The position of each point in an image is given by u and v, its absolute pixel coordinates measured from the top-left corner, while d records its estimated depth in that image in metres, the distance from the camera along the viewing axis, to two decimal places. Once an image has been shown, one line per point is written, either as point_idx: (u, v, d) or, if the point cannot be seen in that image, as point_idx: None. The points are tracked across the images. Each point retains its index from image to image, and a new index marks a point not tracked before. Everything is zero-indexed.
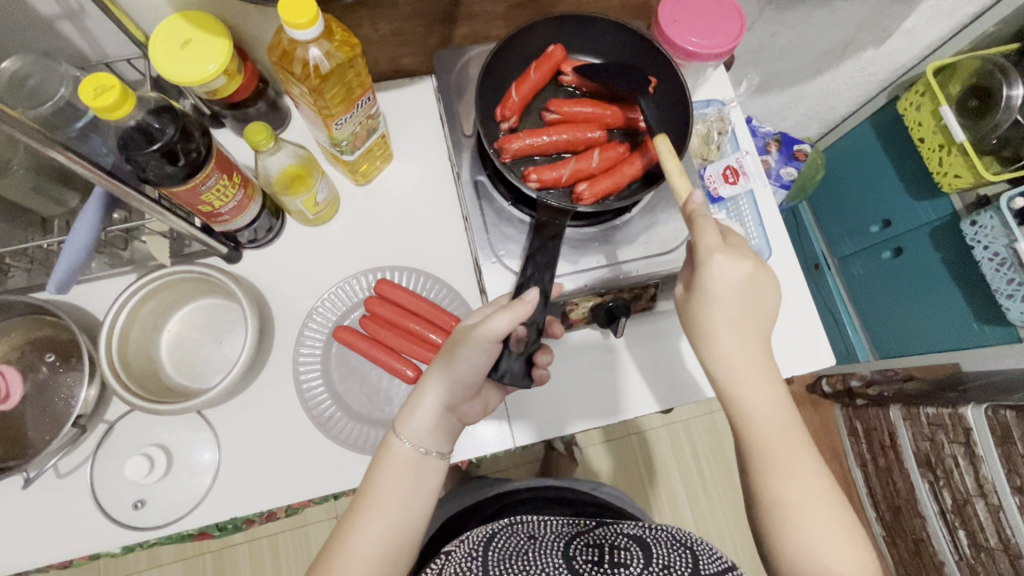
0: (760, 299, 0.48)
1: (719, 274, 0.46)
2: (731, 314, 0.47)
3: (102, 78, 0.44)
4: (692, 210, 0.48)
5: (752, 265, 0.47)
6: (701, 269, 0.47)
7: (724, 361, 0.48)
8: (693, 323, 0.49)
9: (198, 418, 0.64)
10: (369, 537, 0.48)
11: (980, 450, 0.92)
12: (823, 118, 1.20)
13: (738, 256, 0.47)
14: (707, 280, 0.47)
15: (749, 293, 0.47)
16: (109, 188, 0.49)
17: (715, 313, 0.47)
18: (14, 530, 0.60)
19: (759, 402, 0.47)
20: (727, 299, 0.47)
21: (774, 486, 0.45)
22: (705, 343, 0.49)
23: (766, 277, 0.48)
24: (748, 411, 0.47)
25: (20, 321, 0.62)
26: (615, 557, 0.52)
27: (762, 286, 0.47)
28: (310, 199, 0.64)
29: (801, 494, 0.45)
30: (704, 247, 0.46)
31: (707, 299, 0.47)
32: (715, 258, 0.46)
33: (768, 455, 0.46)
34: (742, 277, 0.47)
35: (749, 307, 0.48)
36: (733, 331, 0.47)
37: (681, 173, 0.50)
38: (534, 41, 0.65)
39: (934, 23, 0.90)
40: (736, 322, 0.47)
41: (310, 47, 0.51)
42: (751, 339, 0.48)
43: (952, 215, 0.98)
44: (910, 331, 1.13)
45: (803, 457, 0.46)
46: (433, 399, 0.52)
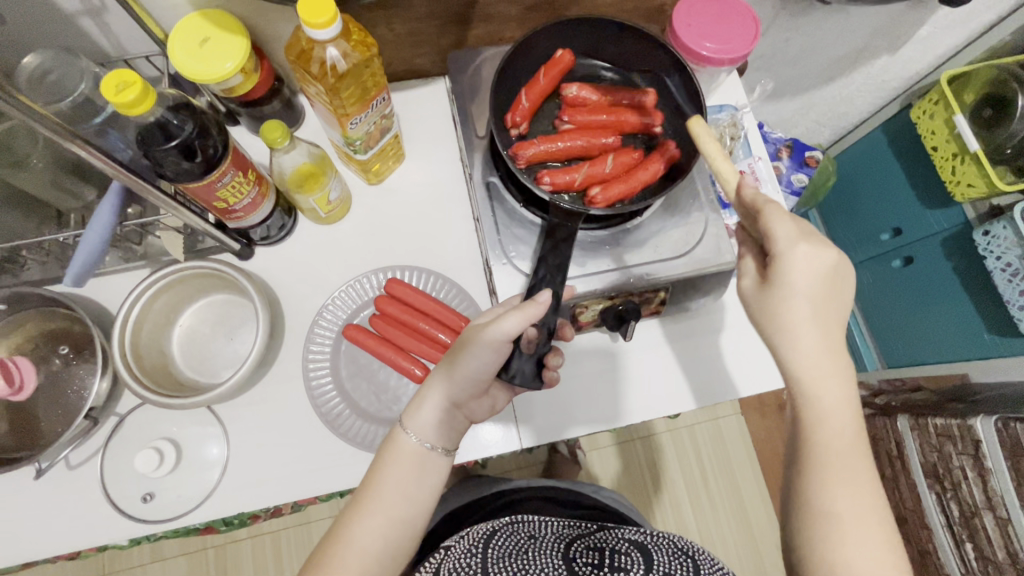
0: (840, 295, 0.46)
1: (801, 264, 0.44)
2: (813, 309, 0.45)
3: (124, 75, 0.45)
4: (751, 197, 0.47)
5: (836, 256, 0.45)
6: (780, 260, 0.45)
7: (804, 356, 0.45)
8: (768, 314, 0.46)
9: (207, 413, 0.64)
10: (372, 530, 0.48)
11: (989, 462, 0.91)
12: (835, 125, 1.19)
13: (823, 247, 0.45)
14: (788, 269, 0.45)
15: (831, 287, 0.45)
16: (128, 183, 0.49)
17: (799, 306, 0.45)
18: (24, 520, 0.60)
19: (835, 401, 0.45)
20: (809, 293, 0.45)
21: (836, 493, 0.43)
22: (783, 338, 0.45)
23: (846, 272, 0.46)
24: (823, 412, 0.45)
25: (33, 313, 0.62)
26: (616, 561, 0.51)
27: (842, 281, 0.46)
28: (323, 198, 0.64)
29: (858, 504, 0.43)
30: (781, 235, 0.45)
31: (789, 291, 0.45)
32: (798, 247, 0.44)
33: (836, 461, 0.44)
34: (829, 269, 0.45)
35: (831, 303, 0.45)
36: (816, 326, 0.45)
37: (721, 157, 0.48)
38: (549, 43, 0.65)
39: (949, 32, 0.89)
40: (819, 317, 0.45)
41: (328, 47, 0.51)
42: (832, 335, 0.45)
43: (964, 224, 0.98)
44: (920, 340, 1.12)
45: (864, 467, 0.44)
46: (441, 396, 0.52)
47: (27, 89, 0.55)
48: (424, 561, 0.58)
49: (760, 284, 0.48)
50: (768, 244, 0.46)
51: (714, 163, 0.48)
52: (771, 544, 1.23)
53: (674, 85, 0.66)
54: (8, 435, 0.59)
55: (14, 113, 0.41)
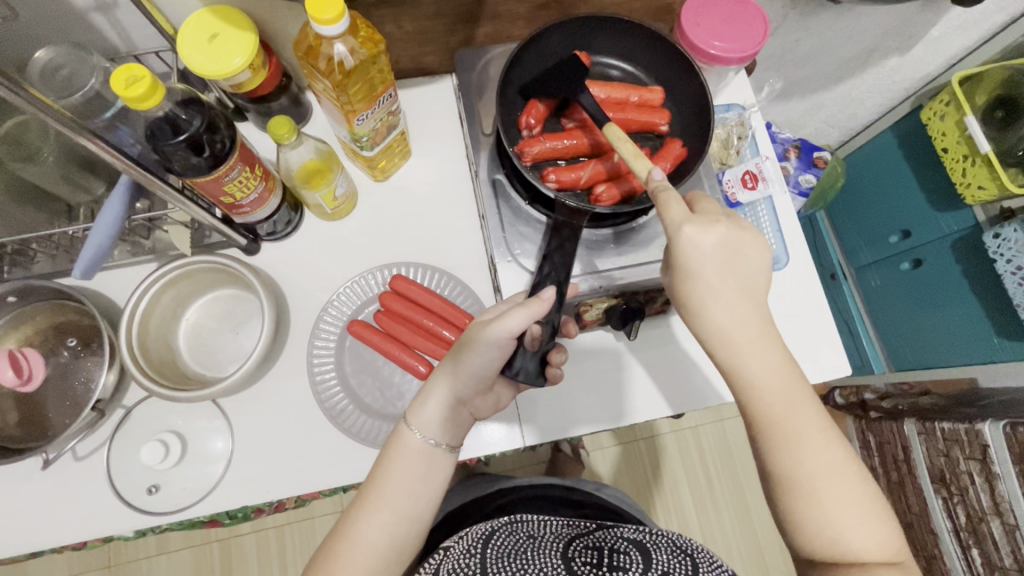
0: (743, 263, 0.47)
1: (693, 245, 0.46)
2: (718, 284, 0.46)
3: (134, 69, 0.45)
4: (653, 187, 0.48)
5: (723, 227, 0.46)
6: (674, 245, 0.47)
7: (720, 333, 0.47)
8: (681, 298, 0.49)
9: (213, 407, 0.64)
10: (376, 526, 0.48)
11: (996, 467, 0.90)
12: (844, 126, 1.18)
13: (709, 223, 0.46)
14: (683, 254, 0.46)
15: (729, 256, 0.46)
16: (136, 177, 0.50)
17: (699, 286, 0.47)
18: (31, 509, 0.61)
19: (762, 370, 0.46)
20: (710, 271, 0.46)
21: (790, 460, 0.44)
22: (700, 320, 0.47)
23: (742, 237, 0.47)
24: (752, 386, 0.46)
25: (41, 306, 0.63)
26: (614, 560, 0.51)
27: (741, 249, 0.47)
28: (330, 193, 0.64)
29: (818, 466, 0.44)
30: (670, 222, 0.46)
31: (691, 274, 0.47)
32: (683, 229, 0.45)
33: (780, 432, 0.45)
34: (717, 243, 0.46)
35: (734, 272, 0.47)
36: (723, 300, 0.46)
37: (637, 155, 0.50)
38: (557, 41, 0.65)
39: (961, 33, 0.88)
40: (724, 292, 0.46)
41: (336, 43, 0.51)
42: (742, 303, 0.47)
43: (975, 227, 0.97)
44: (927, 344, 1.11)
45: (816, 428, 0.45)
46: (445, 393, 0.52)
47: (39, 84, 0.56)
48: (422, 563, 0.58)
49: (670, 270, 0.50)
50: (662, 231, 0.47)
51: (631, 163, 0.50)
52: (774, 546, 1.22)
53: (682, 83, 0.65)
54: (17, 426, 0.60)
55: (25, 106, 0.41)
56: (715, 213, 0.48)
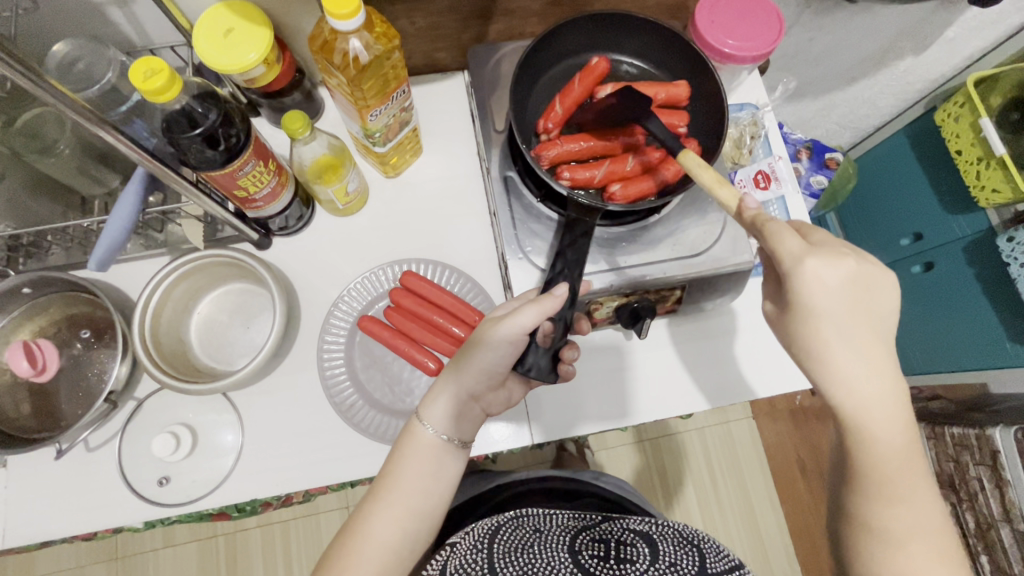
0: (871, 303, 0.43)
1: (815, 282, 0.42)
2: (846, 326, 0.43)
3: (152, 63, 0.45)
4: (750, 217, 0.45)
5: (852, 262, 0.43)
6: (791, 279, 0.43)
7: (845, 379, 0.43)
8: (797, 335, 0.45)
9: (223, 400, 0.65)
10: (389, 521, 0.48)
11: (1007, 473, 0.89)
12: (856, 127, 1.18)
13: (836, 258, 0.43)
14: (802, 290, 0.43)
15: (856, 296, 0.43)
16: (151, 168, 0.50)
17: (825, 326, 0.43)
18: (43, 499, 0.61)
19: (884, 422, 0.43)
20: (835, 311, 0.43)
21: (891, 512, 0.43)
22: (819, 363, 0.44)
23: (872, 275, 0.44)
24: (869, 437, 0.43)
25: (56, 297, 0.64)
26: (622, 553, 0.52)
27: (868, 286, 0.43)
28: (342, 189, 0.64)
29: (916, 520, 0.43)
30: (787, 255, 0.43)
31: (812, 312, 0.43)
32: (806, 263, 0.42)
33: (887, 483, 0.43)
34: (846, 281, 0.42)
35: (862, 312, 0.43)
36: (847, 345, 0.43)
37: (720, 181, 0.48)
38: (571, 37, 0.65)
39: (977, 34, 0.87)
40: (852, 337, 0.43)
41: (351, 38, 0.51)
42: (871, 349, 0.43)
43: (988, 231, 0.96)
44: (937, 348, 1.10)
45: (922, 482, 0.43)
46: (456, 388, 0.52)
47: (56, 76, 0.56)
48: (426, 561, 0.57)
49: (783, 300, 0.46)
50: (778, 263, 0.44)
51: (711, 189, 0.48)
52: (779, 546, 1.22)
53: (696, 81, 0.65)
54: (30, 416, 0.61)
55: (47, 99, 0.42)
56: (839, 245, 0.44)
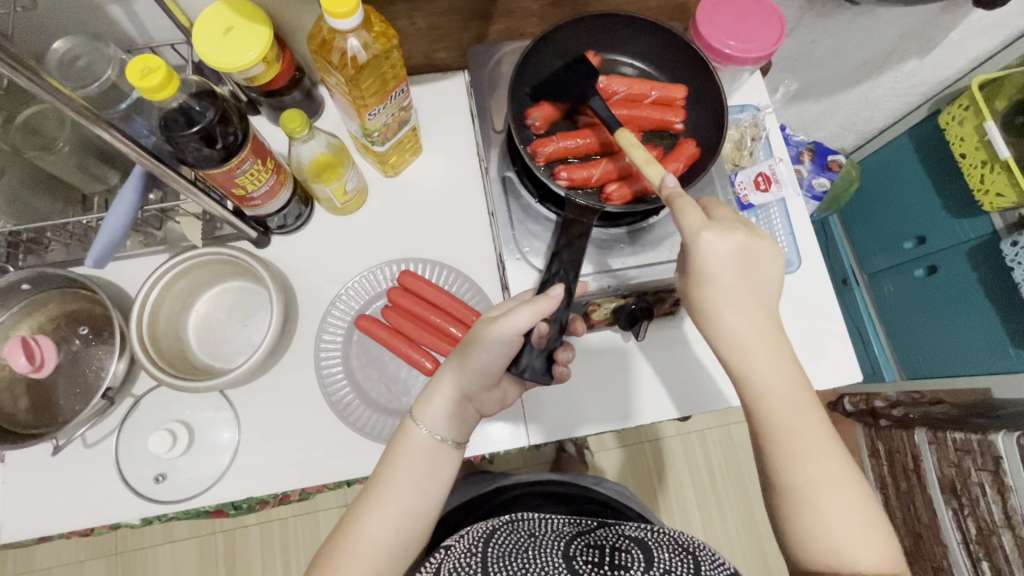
0: (759, 270, 0.47)
1: (708, 251, 0.45)
2: (734, 291, 0.46)
3: (148, 60, 0.45)
4: (668, 194, 0.47)
5: (741, 234, 0.46)
6: (689, 250, 0.46)
7: (732, 339, 0.46)
8: (693, 304, 0.48)
9: (220, 398, 0.65)
10: (381, 521, 0.48)
11: (1009, 479, 0.88)
12: (859, 129, 1.17)
13: (726, 230, 0.46)
14: (699, 259, 0.46)
15: (744, 262, 0.46)
16: (149, 167, 0.50)
17: (714, 292, 0.46)
18: (40, 495, 0.61)
19: (773, 379, 0.45)
20: (724, 277, 0.46)
21: (796, 470, 0.44)
22: (710, 325, 0.47)
23: (761, 246, 0.46)
24: (762, 395, 0.46)
25: (56, 294, 0.64)
26: (616, 559, 0.52)
27: (756, 254, 0.46)
28: (340, 188, 0.64)
29: (822, 474, 0.44)
30: (687, 227, 0.46)
31: (706, 280, 0.46)
32: (702, 235, 0.45)
33: (783, 439, 0.45)
34: (733, 249, 0.46)
35: (749, 278, 0.46)
36: (734, 308, 0.46)
37: (649, 161, 0.49)
38: (570, 37, 0.64)
39: (983, 36, 0.86)
40: (739, 301, 0.46)
41: (349, 37, 0.51)
42: (755, 310, 0.47)
43: (992, 235, 0.95)
44: (941, 353, 1.09)
45: (821, 438, 0.45)
46: (451, 388, 0.52)
47: (57, 73, 0.57)
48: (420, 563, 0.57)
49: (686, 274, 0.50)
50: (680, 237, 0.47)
51: (641, 168, 0.49)
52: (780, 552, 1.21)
53: (696, 82, 0.65)
54: (27, 412, 0.61)
55: (44, 97, 0.42)
56: (733, 220, 0.47)
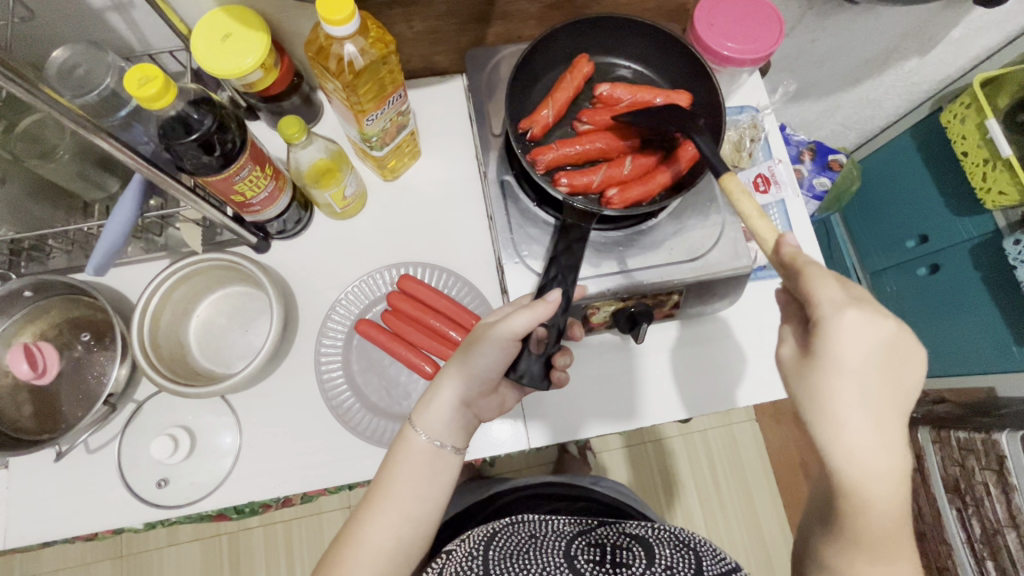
0: (899, 369, 0.39)
1: (849, 340, 0.38)
2: (869, 392, 0.39)
3: (146, 70, 0.46)
4: (789, 257, 0.41)
5: (893, 327, 0.38)
6: (824, 331, 0.39)
7: (857, 449, 0.39)
8: (808, 392, 0.40)
9: (222, 403, 0.65)
10: (384, 528, 0.48)
11: (1013, 479, 0.88)
12: (861, 128, 1.16)
13: (876, 318, 0.38)
14: (833, 346, 0.38)
15: (886, 362, 0.39)
16: (148, 175, 0.50)
17: (849, 390, 0.38)
18: (43, 500, 0.62)
19: (886, 494, 0.39)
20: (859, 374, 0.38)
21: (863, 565, 0.42)
22: (832, 426, 0.39)
23: (905, 347, 0.39)
24: (866, 503, 0.40)
25: (59, 300, 0.64)
26: (618, 557, 0.52)
27: (900, 352, 0.39)
28: (339, 193, 0.65)
29: (889, 569, 0.42)
30: (826, 304, 0.38)
31: (836, 368, 0.38)
32: (845, 315, 0.38)
33: (870, 543, 0.41)
34: (880, 346, 0.38)
35: (888, 381, 0.39)
36: (864, 414, 0.38)
37: (761, 213, 0.43)
38: (566, 41, 0.64)
39: (984, 33, 0.86)
40: (873, 402, 0.39)
41: (346, 44, 0.52)
42: (888, 419, 0.39)
43: (994, 232, 0.95)
44: (943, 350, 1.09)
45: (903, 544, 0.42)
46: (451, 395, 0.51)
47: (56, 82, 0.57)
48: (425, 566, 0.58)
49: (802, 352, 0.42)
50: (810, 309, 0.39)
51: (749, 222, 0.44)
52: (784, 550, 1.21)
53: (694, 84, 0.64)
54: (31, 418, 0.61)
55: (44, 108, 0.42)
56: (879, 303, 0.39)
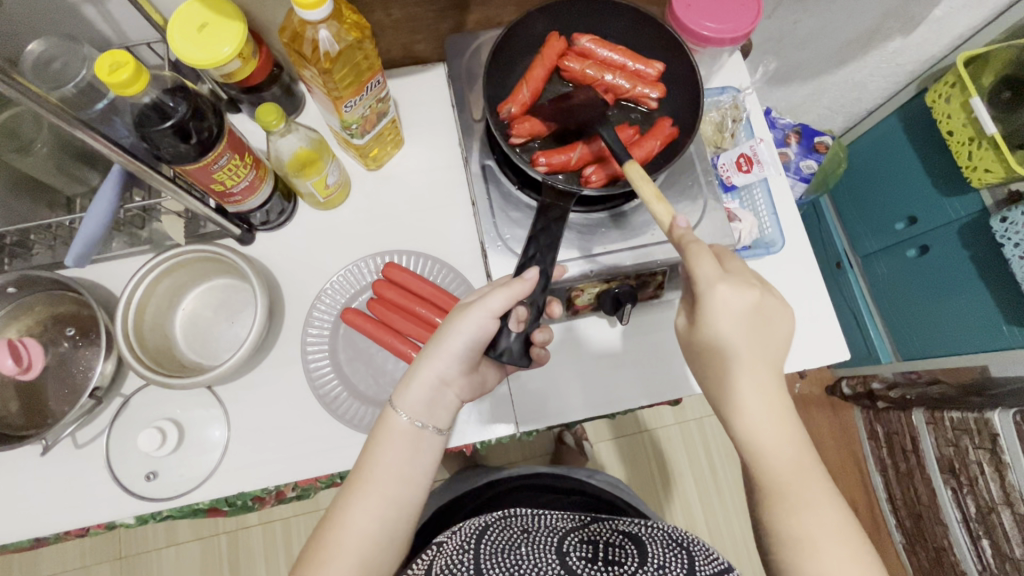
0: (770, 331, 0.46)
1: (722, 303, 0.45)
2: (742, 348, 0.46)
3: (117, 55, 0.45)
4: (679, 235, 0.47)
5: (757, 292, 0.46)
6: (702, 301, 0.46)
7: (734, 398, 0.45)
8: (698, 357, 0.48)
9: (210, 395, 0.65)
10: (366, 511, 0.48)
11: (1007, 457, 0.88)
12: (848, 111, 1.17)
13: (742, 285, 0.46)
14: (710, 311, 0.46)
15: (756, 322, 0.46)
16: (124, 163, 0.50)
17: (722, 348, 0.46)
18: (32, 495, 0.62)
19: (774, 437, 0.44)
20: (733, 333, 0.46)
21: (796, 520, 0.43)
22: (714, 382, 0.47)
23: (772, 308, 0.47)
24: (759, 450, 0.45)
25: (42, 296, 0.64)
26: (610, 555, 0.53)
27: (768, 314, 0.46)
28: (321, 181, 0.64)
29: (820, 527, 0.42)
30: (702, 276, 0.46)
31: (715, 330, 0.46)
32: (716, 287, 0.45)
33: (778, 489, 0.44)
34: (746, 307, 0.46)
35: (760, 337, 0.46)
36: (738, 368, 0.45)
37: (658, 197, 0.48)
38: (544, 25, 0.64)
39: (966, 10, 0.86)
40: (746, 359, 0.46)
41: (320, 29, 0.51)
42: (761, 371, 0.46)
43: (982, 212, 0.95)
44: (937, 332, 1.09)
45: (817, 487, 0.44)
46: (430, 375, 0.51)
47: (31, 75, 0.57)
48: (414, 559, 0.57)
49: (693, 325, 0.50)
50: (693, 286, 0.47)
51: (649, 204, 0.48)
52: None
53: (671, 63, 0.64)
54: (19, 413, 0.61)
55: (18, 98, 0.42)
56: (750, 275, 0.47)
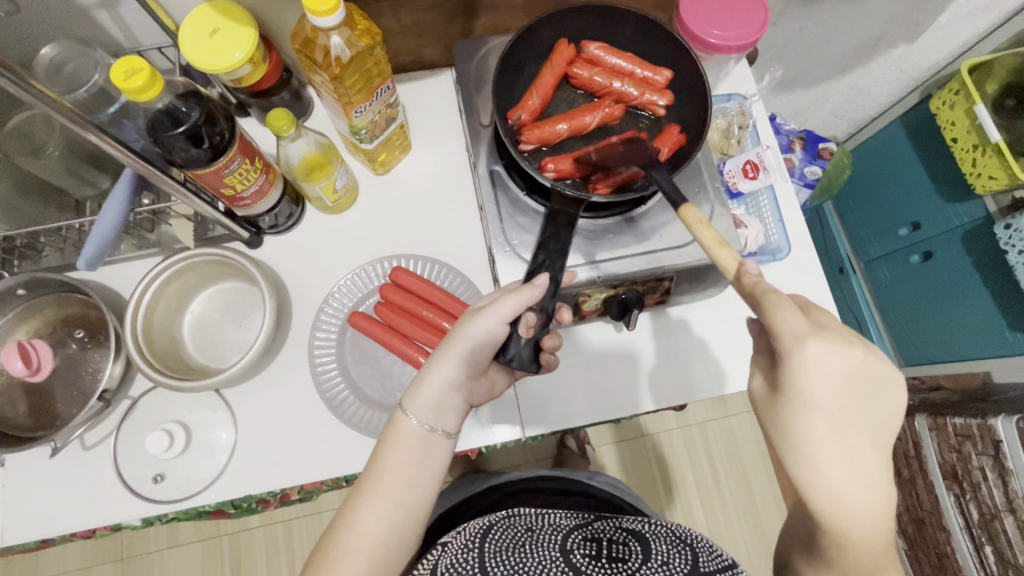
0: (870, 398, 0.39)
1: (814, 370, 0.38)
2: (839, 425, 0.38)
3: (132, 62, 0.46)
4: (749, 285, 0.42)
5: (859, 352, 0.38)
6: (788, 363, 0.39)
7: (829, 483, 0.39)
8: (781, 426, 0.40)
9: (217, 397, 0.65)
10: (375, 513, 0.49)
11: (1009, 464, 0.87)
12: (852, 117, 1.17)
13: (843, 346, 0.38)
14: (798, 377, 0.38)
15: (857, 392, 0.38)
16: (137, 168, 0.50)
17: (817, 424, 0.38)
18: (39, 496, 0.62)
19: (867, 521, 0.39)
20: (829, 408, 0.38)
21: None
22: (806, 463, 0.39)
23: (876, 369, 0.39)
24: (847, 535, 0.40)
25: (52, 298, 0.64)
26: (614, 552, 0.53)
27: (870, 378, 0.39)
28: (330, 186, 0.65)
29: None
30: (788, 334, 0.39)
31: (807, 404, 0.39)
32: (806, 345, 0.38)
33: (859, 565, 0.41)
34: (848, 376, 0.38)
35: (860, 409, 0.39)
36: (836, 449, 0.38)
37: (721, 244, 0.46)
38: (553, 31, 0.64)
39: (971, 18, 0.86)
40: (844, 438, 0.38)
41: (332, 36, 0.52)
42: (862, 451, 0.39)
43: (986, 218, 0.95)
44: (941, 337, 1.09)
45: (892, 556, 0.42)
46: (439, 379, 0.52)
47: (44, 78, 0.57)
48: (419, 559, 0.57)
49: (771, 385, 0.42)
50: (774, 340, 0.40)
51: (711, 251, 0.46)
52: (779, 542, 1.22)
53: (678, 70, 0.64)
54: (27, 415, 0.61)
55: (34, 103, 0.42)
56: (845, 328, 0.40)
